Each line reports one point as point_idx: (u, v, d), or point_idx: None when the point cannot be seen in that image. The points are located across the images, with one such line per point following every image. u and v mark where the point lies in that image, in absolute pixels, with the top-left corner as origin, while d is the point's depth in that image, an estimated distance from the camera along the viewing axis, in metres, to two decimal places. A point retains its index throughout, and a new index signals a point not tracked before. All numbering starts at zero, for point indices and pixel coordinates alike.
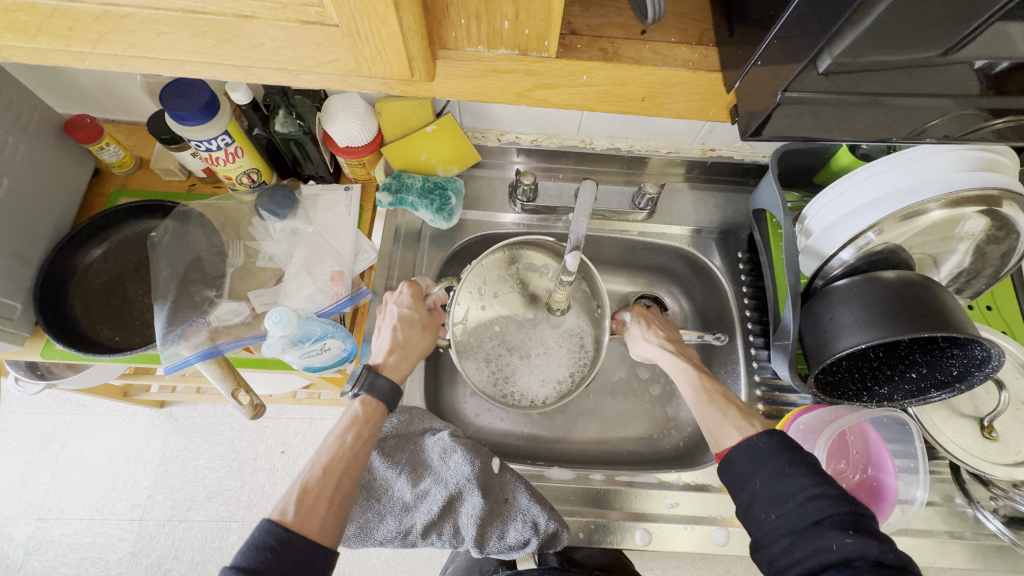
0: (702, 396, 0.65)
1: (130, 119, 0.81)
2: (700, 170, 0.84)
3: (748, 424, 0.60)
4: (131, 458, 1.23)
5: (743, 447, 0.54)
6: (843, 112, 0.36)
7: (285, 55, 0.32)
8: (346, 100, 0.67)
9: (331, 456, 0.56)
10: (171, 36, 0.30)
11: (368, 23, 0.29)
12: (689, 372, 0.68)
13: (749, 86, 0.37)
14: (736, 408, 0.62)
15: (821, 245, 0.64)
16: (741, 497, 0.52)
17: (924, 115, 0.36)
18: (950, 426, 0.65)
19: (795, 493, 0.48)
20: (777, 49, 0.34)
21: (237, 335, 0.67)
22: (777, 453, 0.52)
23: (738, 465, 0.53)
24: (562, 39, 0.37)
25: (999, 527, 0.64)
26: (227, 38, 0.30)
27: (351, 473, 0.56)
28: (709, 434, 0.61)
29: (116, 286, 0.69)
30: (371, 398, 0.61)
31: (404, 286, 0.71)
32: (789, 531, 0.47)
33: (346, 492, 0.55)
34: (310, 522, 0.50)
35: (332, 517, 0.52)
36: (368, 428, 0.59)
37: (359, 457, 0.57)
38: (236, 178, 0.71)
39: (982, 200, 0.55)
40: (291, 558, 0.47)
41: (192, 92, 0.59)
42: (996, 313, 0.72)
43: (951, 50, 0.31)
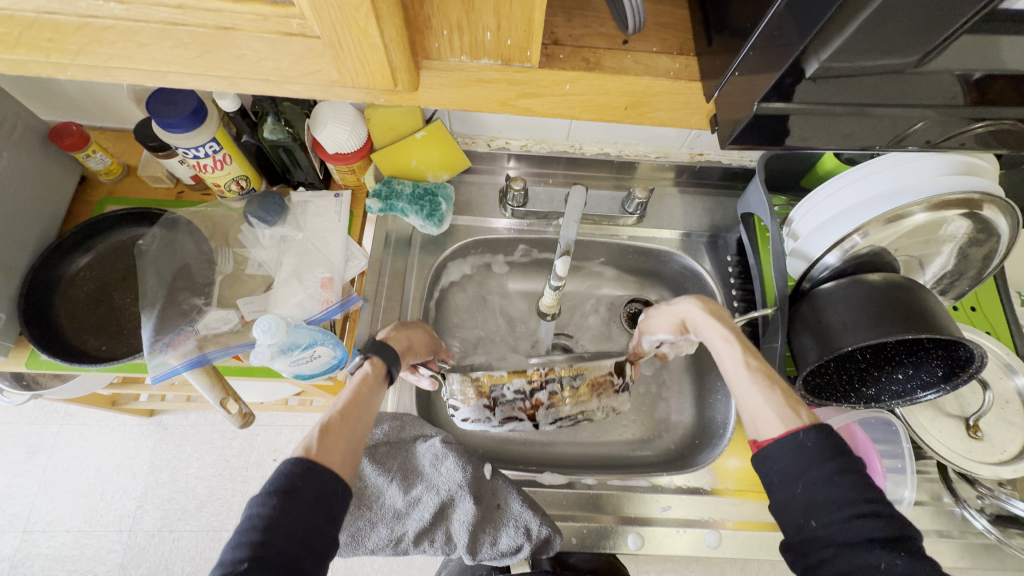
0: (742, 371, 0.57)
1: (117, 126, 0.81)
2: (689, 174, 0.85)
3: (793, 413, 0.51)
4: (120, 468, 1.21)
5: (787, 445, 0.48)
6: (822, 119, 0.37)
7: (268, 66, 0.32)
8: (335, 107, 0.67)
9: (348, 399, 0.53)
10: (152, 47, 0.30)
11: (350, 35, 0.29)
12: (730, 344, 0.60)
13: (729, 94, 0.38)
14: (783, 394, 0.53)
15: (808, 248, 0.64)
16: (775, 496, 0.48)
17: (904, 122, 0.37)
18: (937, 426, 0.66)
19: (843, 505, 0.44)
20: (755, 59, 0.34)
21: (226, 343, 0.66)
22: (826, 459, 0.46)
23: (781, 464, 0.48)
24: (545, 50, 0.37)
25: (986, 526, 0.64)
26: (210, 49, 0.30)
27: (365, 422, 0.53)
28: (747, 417, 0.54)
29: (103, 295, 0.68)
30: (378, 358, 0.58)
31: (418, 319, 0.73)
32: (832, 543, 0.43)
33: (363, 436, 0.52)
34: (331, 456, 0.48)
35: (350, 458, 0.49)
36: (379, 383, 0.57)
37: (372, 406, 0.55)
38: (225, 185, 0.71)
39: (963, 203, 0.55)
40: (317, 483, 0.45)
41: (179, 99, 0.59)
42: (980, 314, 0.73)
43: (924, 60, 0.31)
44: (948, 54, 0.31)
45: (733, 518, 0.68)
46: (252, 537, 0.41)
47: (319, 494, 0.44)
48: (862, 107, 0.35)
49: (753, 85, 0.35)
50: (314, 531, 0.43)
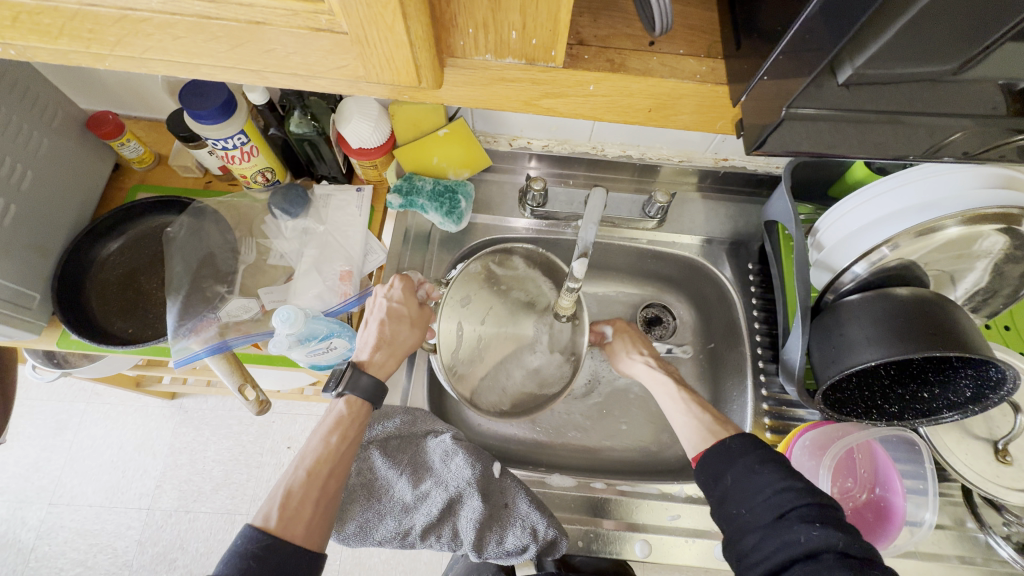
0: (677, 402, 0.65)
1: (150, 116, 0.83)
2: (712, 179, 0.83)
3: (722, 428, 0.60)
4: (142, 447, 1.25)
5: (715, 447, 0.54)
6: (851, 129, 0.36)
7: (296, 61, 0.32)
8: (360, 102, 0.68)
9: (316, 457, 0.56)
10: (186, 40, 0.31)
11: (376, 32, 0.29)
12: (662, 380, 0.69)
13: (755, 100, 0.37)
14: (712, 414, 0.62)
15: (833, 259, 0.63)
16: (710, 496, 0.53)
17: (935, 132, 0.35)
18: (963, 448, 0.64)
19: (764, 487, 0.48)
20: (785, 64, 0.33)
21: (246, 331, 0.68)
22: (748, 452, 0.52)
23: (710, 464, 0.53)
24: (570, 49, 0.37)
25: (1011, 554, 0.62)
26: (240, 43, 0.31)
27: (336, 475, 0.56)
28: (683, 440, 0.61)
29: (131, 279, 0.71)
30: (354, 398, 0.60)
31: (399, 282, 0.68)
32: (758, 527, 0.47)
33: (332, 495, 0.55)
34: (295, 525, 0.51)
35: (316, 520, 0.53)
36: (352, 428, 0.59)
37: (344, 458, 0.58)
38: (251, 177, 0.73)
39: (1001, 218, 0.53)
40: (280, 556, 0.48)
41: (211, 91, 0.61)
42: (1015, 334, 0.70)
43: (961, 69, 0.31)
44: (993, 63, 0.30)
45: None
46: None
47: (281, 565, 0.48)
48: (896, 116, 0.34)
49: (782, 90, 0.34)
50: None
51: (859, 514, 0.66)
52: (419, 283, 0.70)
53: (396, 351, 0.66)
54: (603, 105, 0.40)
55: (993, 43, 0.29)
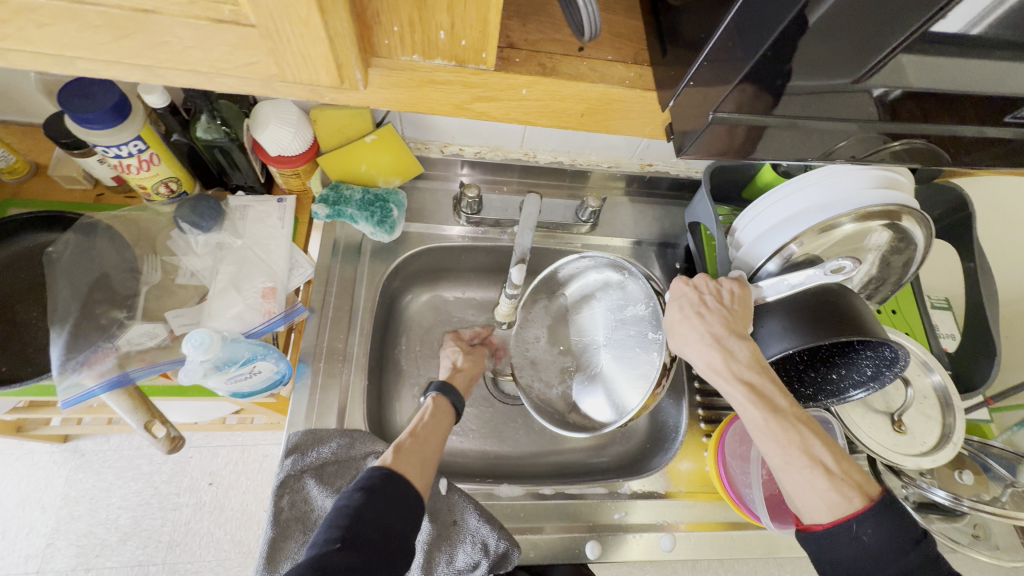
0: (772, 441, 0.55)
1: (23, 120, 0.72)
2: (639, 184, 0.87)
3: (842, 498, 0.51)
4: (27, 501, 1.08)
5: (846, 542, 0.50)
6: (777, 138, 0.38)
7: (196, 56, 0.29)
8: (278, 106, 0.64)
9: (417, 426, 0.61)
10: (54, 28, 0.27)
11: (290, 26, 0.27)
12: (751, 404, 0.56)
13: (684, 105, 0.39)
14: (825, 470, 0.53)
15: (750, 256, 0.67)
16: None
17: (833, 138, 0.38)
18: (867, 421, 0.71)
19: None
20: (706, 71, 0.35)
21: (153, 360, 0.60)
22: (886, 553, 0.48)
23: (835, 553, 0.51)
24: (501, 53, 0.37)
25: (911, 512, 0.69)
26: (125, 33, 0.27)
27: (435, 443, 0.61)
28: (789, 491, 0.55)
29: (3, 309, 0.61)
30: (441, 396, 0.67)
31: (450, 336, 0.80)
32: None
33: (432, 457, 0.59)
34: (406, 465, 0.55)
35: (426, 468, 0.56)
36: (441, 414, 0.65)
37: (438, 431, 0.62)
38: (152, 188, 0.66)
39: (884, 214, 0.60)
40: (398, 482, 0.51)
41: (98, 92, 0.54)
42: (900, 316, 0.80)
43: (860, 78, 0.33)
44: (890, 72, 0.32)
45: (686, 520, 0.69)
46: (339, 523, 0.46)
47: (397, 490, 0.51)
48: (795, 120, 0.36)
49: (709, 99, 0.36)
50: (391, 523, 0.48)
51: None
52: (467, 332, 0.81)
53: (465, 374, 0.75)
54: (535, 111, 0.40)
55: (889, 54, 0.31)
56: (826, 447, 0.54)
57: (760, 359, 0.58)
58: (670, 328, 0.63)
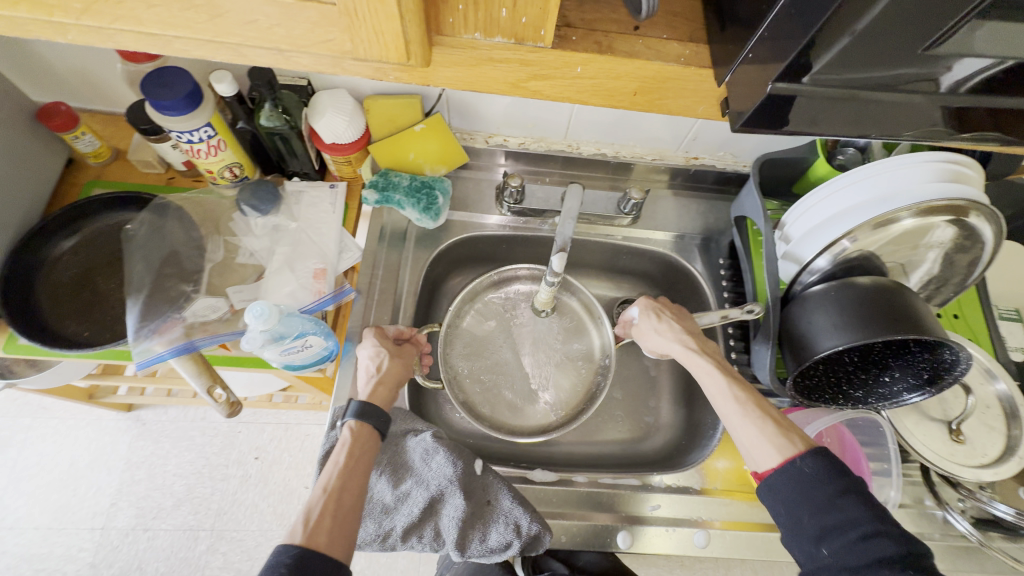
0: (731, 402, 0.59)
1: (106, 109, 0.79)
2: (683, 177, 0.86)
3: (788, 441, 0.54)
4: (95, 463, 1.18)
5: (790, 473, 0.51)
6: (835, 108, 0.37)
7: (278, 34, 0.32)
8: (334, 97, 0.67)
9: (331, 473, 0.55)
10: (161, 8, 0.30)
11: (367, 5, 0.29)
12: (716, 374, 0.62)
13: (739, 82, 0.38)
14: (775, 421, 0.56)
15: (799, 250, 0.66)
16: (782, 526, 0.51)
17: (893, 114, 0.37)
18: (921, 429, 0.67)
19: (851, 529, 0.46)
20: (764, 46, 0.35)
21: (214, 331, 0.65)
22: (825, 482, 0.49)
23: (781, 491, 0.51)
24: (558, 31, 0.37)
25: (968, 528, 0.65)
26: (219, 13, 0.30)
27: (355, 487, 0.55)
28: (743, 447, 0.57)
29: (87, 280, 0.67)
30: (360, 423, 0.59)
31: (369, 334, 0.67)
32: (841, 569, 0.46)
33: (352, 512, 0.53)
34: (319, 535, 0.49)
35: (341, 530, 0.51)
36: (361, 446, 0.58)
37: (358, 474, 0.56)
38: (218, 172, 0.70)
39: (950, 209, 0.57)
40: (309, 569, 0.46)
41: (175, 81, 0.59)
42: (963, 321, 0.75)
43: (932, 46, 0.31)
44: (960, 45, 0.31)
45: (721, 518, 0.68)
46: None
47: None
48: (852, 91, 0.35)
49: (764, 75, 0.35)
50: None
51: None
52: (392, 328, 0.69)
53: (389, 381, 0.64)
54: (589, 89, 0.40)
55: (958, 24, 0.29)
56: (776, 410, 0.59)
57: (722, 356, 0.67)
58: (641, 328, 0.70)
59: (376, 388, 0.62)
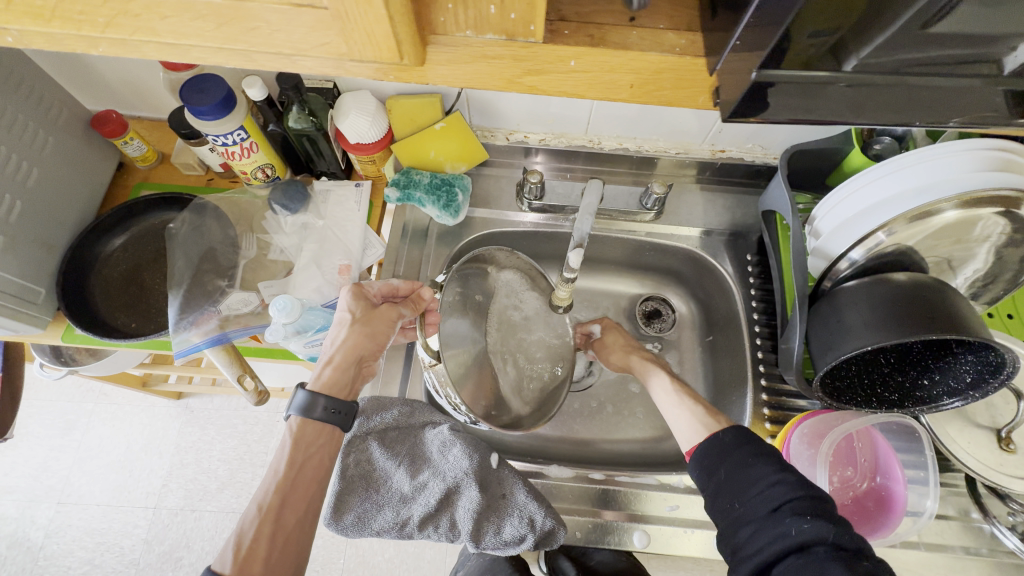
0: (669, 395, 0.65)
1: (152, 115, 0.84)
2: (711, 171, 0.83)
3: (714, 420, 0.59)
4: (148, 447, 1.27)
5: (709, 442, 0.55)
6: (875, 95, 0.37)
7: (280, 39, 0.33)
8: (358, 98, 0.69)
9: (269, 490, 0.53)
10: (173, 19, 0.32)
11: (356, 6, 0.30)
12: (659, 374, 0.68)
13: (729, 72, 0.38)
14: (704, 406, 0.62)
15: (830, 245, 0.63)
16: (704, 489, 0.54)
17: (940, 102, 0.38)
18: (965, 436, 0.63)
19: (758, 481, 0.49)
20: (749, 37, 0.34)
21: (246, 323, 0.68)
22: (741, 445, 0.53)
23: (704, 458, 0.54)
24: (551, 26, 0.38)
25: (1018, 544, 0.61)
26: (225, 21, 0.32)
27: (294, 501, 0.54)
28: (677, 433, 0.61)
29: (135, 275, 0.72)
30: (298, 428, 0.55)
31: (346, 293, 0.63)
32: (752, 520, 0.48)
33: (292, 527, 0.53)
34: (252, 563, 0.49)
35: (275, 553, 0.51)
36: (301, 453, 0.55)
37: (297, 485, 0.54)
38: (251, 173, 0.74)
39: (999, 201, 0.53)
40: None
41: (211, 87, 0.62)
42: (1018, 322, 0.69)
43: (928, 24, 0.35)
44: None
45: None
46: None
47: None
48: (898, 76, 0.37)
49: (747, 63, 0.35)
50: None
51: (859, 504, 0.66)
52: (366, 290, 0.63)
53: (347, 358, 0.59)
54: (585, 83, 0.40)
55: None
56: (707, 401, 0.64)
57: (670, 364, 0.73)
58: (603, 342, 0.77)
59: (326, 369, 0.58)
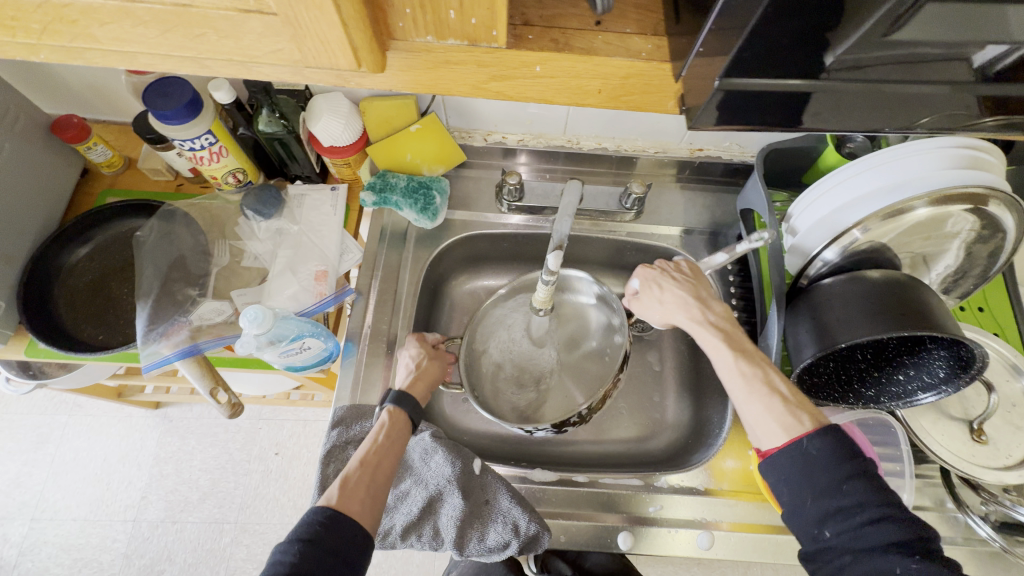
0: (739, 380, 0.58)
1: (118, 119, 0.81)
2: (690, 170, 0.84)
3: (795, 419, 0.52)
4: (126, 458, 1.23)
5: (792, 454, 0.50)
6: (836, 102, 0.36)
7: (229, 46, 0.32)
8: (330, 100, 0.68)
9: (367, 448, 0.57)
10: (113, 26, 0.31)
11: (306, 12, 0.29)
12: (724, 351, 0.60)
13: (689, 75, 0.37)
14: (782, 399, 0.55)
15: (806, 243, 0.63)
16: (785, 506, 0.50)
17: (914, 107, 0.36)
18: (939, 428, 0.64)
19: (854, 513, 0.46)
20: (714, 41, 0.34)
21: (219, 333, 0.66)
22: (833, 467, 0.48)
23: (788, 472, 0.50)
24: (515, 30, 0.38)
25: (989, 533, 0.62)
26: (169, 27, 0.31)
27: (387, 467, 0.57)
28: (749, 426, 0.56)
29: (101, 285, 0.70)
30: (396, 407, 0.62)
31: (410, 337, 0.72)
32: (848, 551, 0.45)
33: (381, 487, 0.55)
34: (352, 502, 0.51)
35: (370, 503, 0.52)
36: (396, 431, 0.60)
37: (393, 451, 0.58)
38: (222, 178, 0.72)
39: (966, 198, 0.54)
40: (338, 533, 0.48)
41: (175, 91, 0.60)
42: (989, 315, 0.71)
43: (890, 31, 0.30)
44: (919, 27, 0.30)
45: (728, 519, 0.67)
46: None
47: (338, 541, 0.47)
48: (873, 85, 0.34)
49: (710, 68, 0.35)
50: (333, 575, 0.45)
51: None
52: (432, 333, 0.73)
53: (425, 378, 0.68)
54: (553, 90, 0.39)
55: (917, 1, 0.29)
56: (786, 383, 0.57)
57: (733, 321, 0.65)
58: (643, 305, 0.70)
59: (411, 383, 0.66)
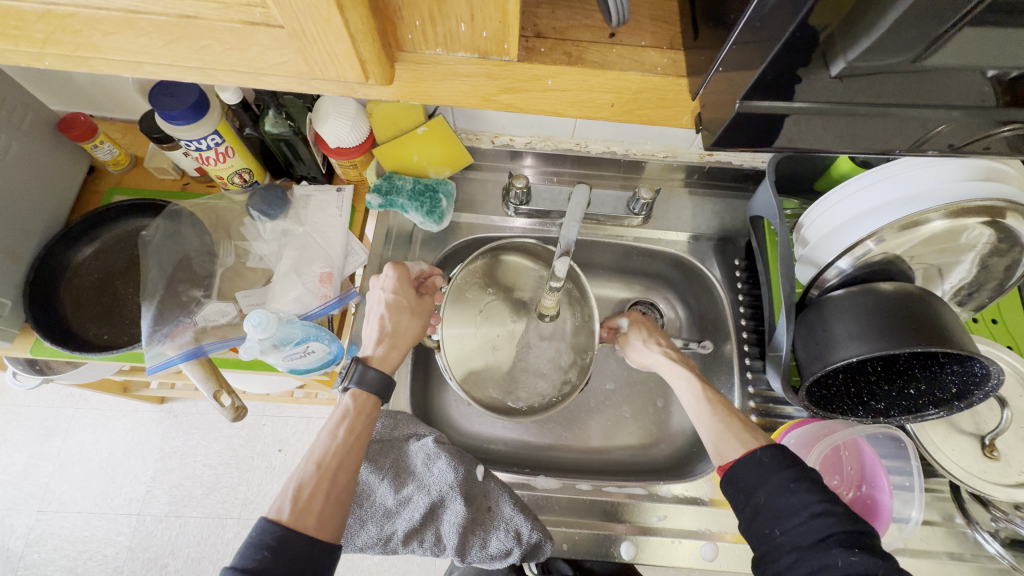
0: (704, 403, 0.62)
1: (126, 117, 0.81)
2: (700, 174, 0.82)
3: (751, 436, 0.57)
4: (131, 452, 1.24)
5: (747, 461, 0.53)
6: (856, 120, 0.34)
7: (235, 57, 0.32)
8: (336, 100, 0.66)
9: (327, 450, 0.55)
10: (116, 36, 0.30)
11: (312, 26, 0.29)
12: (693, 380, 0.66)
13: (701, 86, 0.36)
14: (740, 421, 0.60)
15: (817, 254, 0.62)
16: (741, 510, 0.51)
17: (933, 124, 0.35)
18: (949, 444, 0.63)
19: (800, 509, 0.47)
20: (736, 55, 0.33)
21: (223, 335, 0.67)
22: (782, 468, 0.50)
23: (744, 479, 0.52)
24: (527, 42, 0.37)
25: (999, 550, 0.62)
26: (173, 38, 0.31)
27: (347, 467, 0.55)
28: (710, 443, 0.59)
29: (107, 284, 0.70)
30: (360, 392, 0.59)
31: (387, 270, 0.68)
32: (793, 548, 0.46)
33: (344, 489, 0.54)
34: (307, 517, 0.50)
35: (328, 512, 0.51)
36: (360, 422, 0.58)
37: (352, 451, 0.56)
38: (228, 178, 0.71)
39: (984, 211, 0.53)
40: (289, 555, 0.46)
41: (180, 91, 0.59)
42: (1002, 327, 0.70)
43: (921, 57, 0.30)
44: (950, 50, 0.30)
45: (732, 530, 0.66)
46: None
47: (295, 561, 0.47)
48: (884, 109, 0.33)
49: (730, 83, 0.34)
50: None
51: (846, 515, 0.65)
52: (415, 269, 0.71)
53: (399, 341, 0.64)
54: (565, 101, 0.40)
55: (943, 25, 0.28)
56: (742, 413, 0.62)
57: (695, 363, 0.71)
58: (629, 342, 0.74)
59: (383, 350, 0.62)
